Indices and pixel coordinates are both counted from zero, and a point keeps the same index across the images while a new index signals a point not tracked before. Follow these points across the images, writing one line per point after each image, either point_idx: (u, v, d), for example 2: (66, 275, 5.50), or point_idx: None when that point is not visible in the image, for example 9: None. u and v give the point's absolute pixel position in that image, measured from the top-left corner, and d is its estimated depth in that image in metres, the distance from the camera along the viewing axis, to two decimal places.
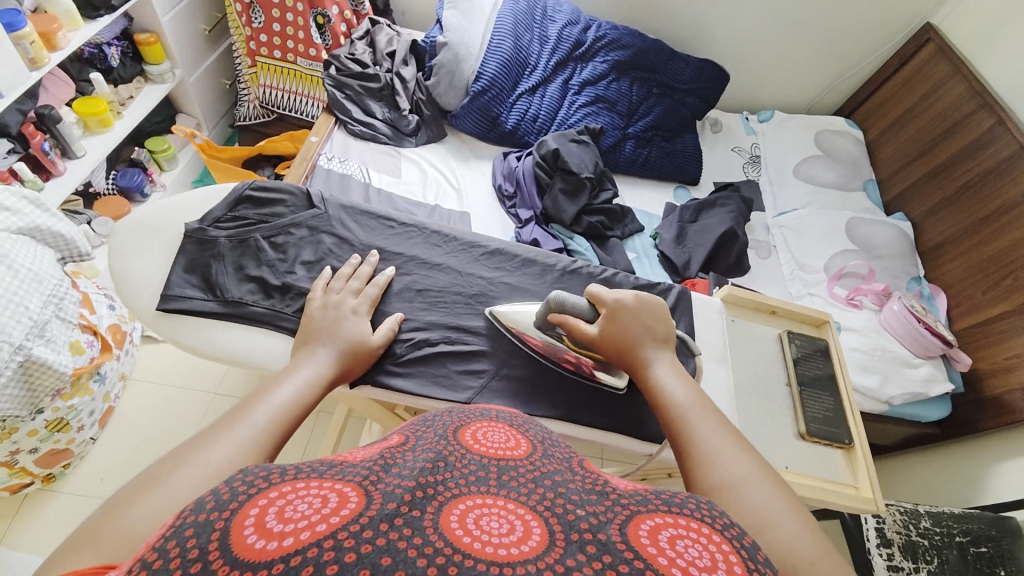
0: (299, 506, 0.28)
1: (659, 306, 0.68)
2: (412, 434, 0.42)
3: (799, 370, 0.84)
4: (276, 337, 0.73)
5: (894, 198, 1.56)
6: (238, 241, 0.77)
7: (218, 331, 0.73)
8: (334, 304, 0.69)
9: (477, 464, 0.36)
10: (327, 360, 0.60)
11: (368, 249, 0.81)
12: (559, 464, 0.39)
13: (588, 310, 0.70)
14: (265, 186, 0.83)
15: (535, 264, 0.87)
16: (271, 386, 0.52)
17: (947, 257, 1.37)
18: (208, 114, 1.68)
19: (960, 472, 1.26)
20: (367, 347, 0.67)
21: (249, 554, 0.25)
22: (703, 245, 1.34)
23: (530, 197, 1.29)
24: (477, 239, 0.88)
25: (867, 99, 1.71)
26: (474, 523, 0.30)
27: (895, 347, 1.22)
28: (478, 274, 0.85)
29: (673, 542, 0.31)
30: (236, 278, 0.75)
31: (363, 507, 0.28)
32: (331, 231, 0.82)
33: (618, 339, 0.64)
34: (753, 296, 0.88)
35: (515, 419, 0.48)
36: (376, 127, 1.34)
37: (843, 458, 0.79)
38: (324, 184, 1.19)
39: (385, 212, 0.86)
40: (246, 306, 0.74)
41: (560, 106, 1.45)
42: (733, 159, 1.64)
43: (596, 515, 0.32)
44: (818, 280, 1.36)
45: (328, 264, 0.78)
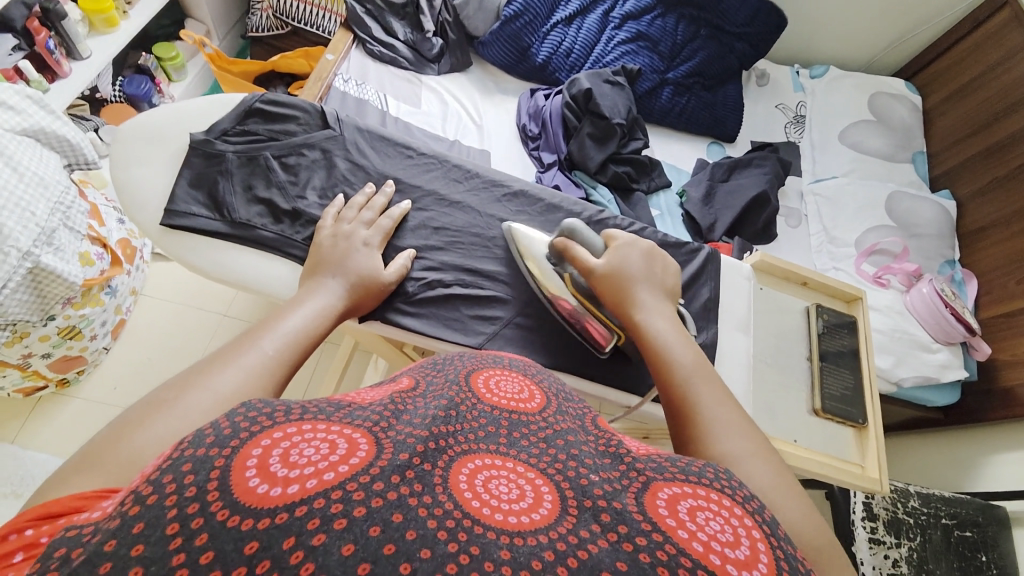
0: (305, 450, 0.27)
1: (669, 264, 0.67)
2: (422, 377, 0.41)
3: (822, 345, 0.81)
4: (285, 264, 0.71)
5: (941, 174, 1.45)
6: (247, 158, 0.73)
7: (225, 253, 0.71)
8: (345, 235, 0.66)
9: (487, 419, 0.35)
10: (336, 293, 0.58)
11: (384, 179, 0.77)
12: (571, 423, 0.38)
13: (599, 247, 0.68)
14: (276, 101, 0.77)
15: (559, 211, 0.83)
16: (278, 316, 0.50)
17: (986, 243, 1.30)
18: (219, 23, 1.56)
19: (957, 458, 1.27)
20: (379, 282, 0.65)
21: (251, 498, 0.24)
22: (732, 206, 1.28)
23: (555, 140, 1.21)
24: (500, 178, 0.83)
25: (932, 62, 1.55)
26: (483, 485, 0.29)
27: (915, 330, 1.18)
28: (497, 215, 0.80)
29: (694, 514, 0.30)
30: (245, 199, 0.72)
31: (373, 458, 0.28)
32: (345, 156, 0.77)
33: (619, 282, 0.62)
34: (785, 264, 0.84)
35: (528, 368, 0.46)
36: (396, 48, 1.24)
37: (853, 437, 0.79)
38: (339, 107, 1.12)
39: (404, 140, 0.81)
40: (254, 229, 0.71)
41: (598, 41, 1.33)
42: (776, 117, 1.53)
43: (610, 484, 0.32)
44: (848, 255, 1.30)
45: (342, 192, 0.74)
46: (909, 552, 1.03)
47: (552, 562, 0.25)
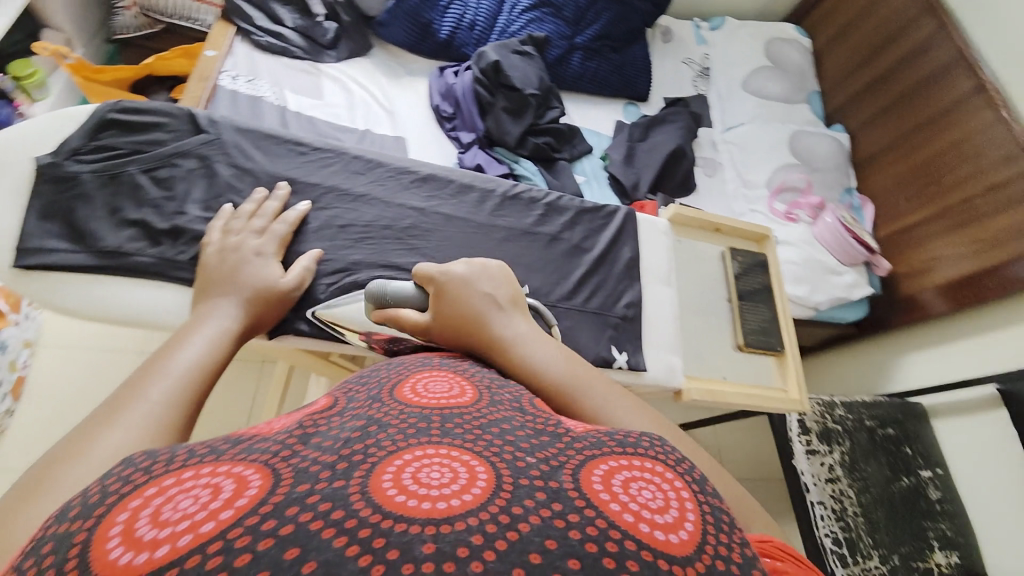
0: (182, 502, 0.25)
1: (495, 268, 0.56)
2: (343, 395, 0.39)
3: (739, 285, 0.86)
4: (179, 289, 0.65)
5: (836, 109, 1.56)
6: (108, 177, 0.66)
7: (95, 289, 0.63)
8: (236, 247, 0.61)
9: (418, 416, 0.33)
10: (232, 312, 0.52)
11: (274, 181, 0.72)
12: (508, 410, 0.38)
13: (412, 289, 0.58)
14: (133, 108, 0.70)
15: (474, 191, 0.80)
16: (167, 355, 0.44)
17: (879, 168, 1.41)
18: (77, 27, 1.36)
19: (870, 365, 1.41)
20: (279, 291, 0.60)
21: (110, 571, 0.22)
22: (651, 164, 1.32)
23: (470, 118, 1.18)
24: (407, 164, 0.80)
25: (817, 4, 1.65)
26: (412, 474, 0.27)
27: (824, 257, 1.28)
28: (408, 203, 0.78)
29: (627, 486, 0.30)
30: (112, 224, 0.65)
31: (266, 493, 0.25)
32: (226, 160, 0.71)
33: (457, 322, 0.50)
34: (699, 214, 0.87)
35: (459, 364, 0.46)
36: (286, 37, 1.14)
37: (775, 364, 0.85)
38: (230, 109, 1.02)
39: (295, 137, 0.76)
40: (128, 256, 0.64)
41: (500, 11, 1.30)
42: (683, 71, 1.58)
43: (547, 463, 0.31)
44: (760, 196, 1.38)
45: (229, 201, 0.69)
46: (841, 456, 1.11)
47: (480, 546, 0.24)
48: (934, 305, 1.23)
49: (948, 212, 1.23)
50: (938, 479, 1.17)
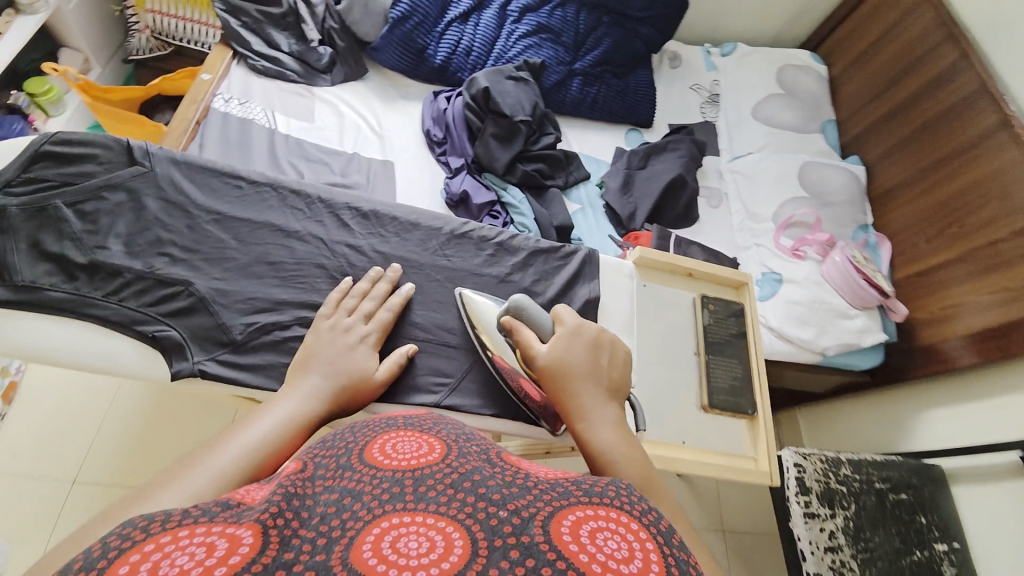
0: (178, 559, 0.26)
1: (620, 351, 0.60)
2: (311, 459, 0.37)
3: (707, 336, 0.81)
4: (84, 325, 0.64)
5: (852, 139, 1.48)
6: (34, 211, 0.65)
7: (6, 323, 0.62)
8: (330, 327, 0.63)
9: (390, 481, 0.34)
10: (320, 393, 0.54)
11: (203, 216, 0.71)
12: (477, 459, 0.38)
13: (547, 327, 0.63)
14: (69, 140, 0.69)
15: (419, 228, 0.80)
16: (254, 419, 0.47)
17: (896, 204, 1.33)
18: (97, 48, 1.39)
19: (886, 419, 1.31)
20: (366, 380, 0.59)
21: None
22: (650, 192, 1.28)
23: (460, 143, 1.17)
24: (350, 198, 0.79)
25: (833, 32, 1.59)
26: (390, 545, 0.29)
27: (833, 299, 1.20)
28: (346, 241, 0.76)
29: (593, 536, 0.31)
30: (30, 257, 0.64)
31: (257, 553, 0.27)
32: (155, 194, 0.70)
33: (558, 374, 0.56)
34: (667, 258, 0.83)
35: (425, 423, 0.44)
36: (282, 62, 1.16)
37: (746, 429, 0.79)
38: (220, 134, 1.04)
39: (231, 169, 0.74)
40: (42, 291, 0.63)
41: (497, 36, 1.29)
42: (690, 98, 1.54)
43: (518, 513, 0.32)
44: (766, 230, 1.31)
45: (154, 235, 0.69)
46: (845, 521, 1.01)
47: None
48: (961, 356, 1.12)
49: (971, 255, 1.13)
50: (954, 554, 1.06)
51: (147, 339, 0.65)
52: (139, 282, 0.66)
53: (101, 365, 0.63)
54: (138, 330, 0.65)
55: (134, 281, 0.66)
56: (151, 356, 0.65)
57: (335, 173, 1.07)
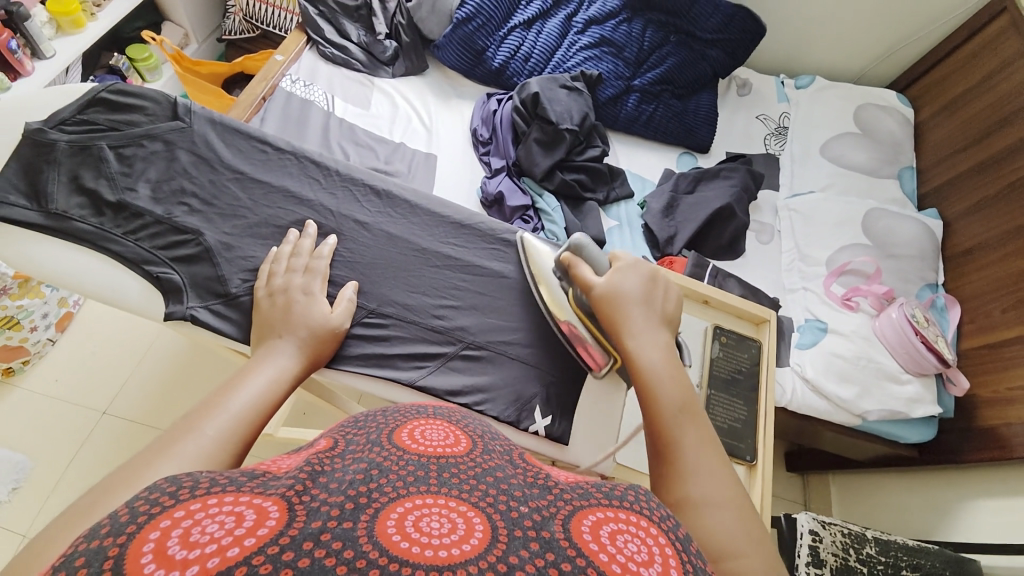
0: (208, 527, 0.25)
1: (671, 289, 0.65)
2: (343, 437, 0.36)
3: (714, 370, 0.76)
4: (100, 258, 0.69)
5: (931, 191, 1.35)
6: (79, 148, 0.72)
7: (38, 248, 0.68)
8: (284, 288, 0.66)
9: (415, 464, 0.32)
10: (290, 354, 0.58)
11: (226, 173, 0.76)
12: (501, 460, 0.36)
13: (604, 266, 0.69)
14: (123, 91, 0.77)
15: (425, 214, 0.81)
16: (233, 390, 0.50)
17: (972, 268, 1.19)
18: (197, 26, 1.55)
19: (933, 504, 1.16)
20: (330, 328, 0.64)
21: None
22: (693, 219, 1.22)
23: (504, 146, 1.17)
24: (365, 176, 0.81)
25: (927, 73, 1.46)
26: (413, 523, 0.28)
27: (883, 359, 1.08)
28: (353, 215, 0.78)
29: (614, 537, 0.29)
30: (68, 189, 0.70)
31: (284, 525, 0.25)
32: (188, 148, 0.76)
33: (612, 303, 0.62)
34: (683, 281, 0.79)
35: (454, 416, 0.43)
36: (349, 51, 1.22)
37: (742, 476, 0.72)
38: (281, 108, 1.10)
39: (260, 134, 0.79)
40: (70, 221, 0.69)
41: (559, 46, 1.30)
42: (756, 127, 1.46)
43: (540, 510, 0.30)
44: (817, 274, 1.21)
45: (179, 185, 0.74)
46: None
47: None
48: None
49: None
50: None
51: (152, 279, 0.69)
52: (155, 225, 0.71)
53: (109, 296, 0.68)
54: (146, 270, 0.69)
55: (151, 224, 0.71)
56: (153, 296, 0.69)
57: (379, 159, 1.11)
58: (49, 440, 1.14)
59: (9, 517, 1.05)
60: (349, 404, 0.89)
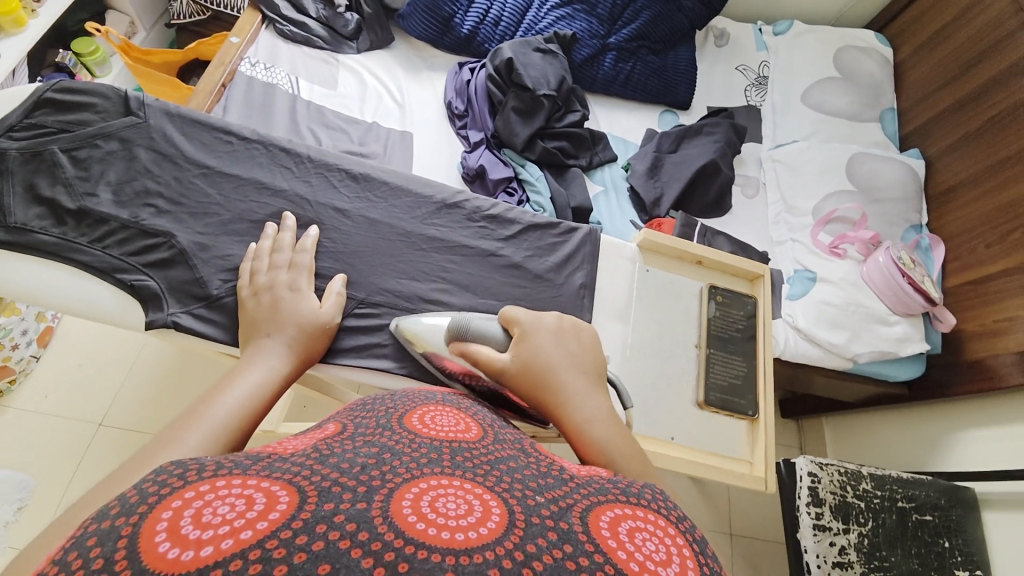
0: (220, 508, 0.24)
1: (585, 335, 0.59)
2: (350, 421, 0.37)
3: (710, 329, 0.77)
4: (68, 271, 0.66)
5: (913, 131, 1.34)
6: (31, 154, 0.68)
7: (0, 265, 0.64)
8: (269, 286, 0.64)
9: (428, 448, 0.33)
10: (279, 355, 0.56)
11: (191, 169, 0.72)
12: (512, 449, 0.37)
13: (502, 340, 0.60)
14: (69, 89, 0.72)
15: (407, 195, 0.78)
16: (219, 392, 0.47)
17: (954, 206, 1.20)
18: (143, 11, 1.45)
19: (924, 436, 1.21)
20: (319, 323, 0.62)
21: (161, 564, 0.21)
22: (678, 178, 1.21)
23: (480, 117, 1.14)
24: (344, 162, 0.78)
25: (904, 10, 1.43)
26: (429, 504, 0.27)
27: (871, 303, 1.10)
28: (332, 203, 0.75)
29: (633, 535, 0.29)
30: (25, 200, 0.66)
31: (296, 510, 0.24)
32: (147, 145, 0.72)
33: (533, 374, 0.53)
34: (675, 243, 0.79)
35: (461, 403, 0.45)
36: (309, 27, 1.16)
37: (746, 430, 0.75)
38: (243, 95, 1.05)
39: (224, 125, 0.75)
40: (31, 233, 0.65)
41: (529, 7, 1.24)
42: (735, 79, 1.44)
43: (557, 502, 0.30)
44: (804, 225, 1.21)
45: (142, 185, 0.70)
46: (859, 538, 0.95)
47: None
48: (1012, 374, 1.01)
49: None
50: None
51: (126, 288, 0.66)
52: (122, 231, 0.68)
53: (82, 309, 0.66)
54: (118, 278, 0.66)
55: (117, 230, 0.68)
56: (129, 304, 0.67)
57: (352, 141, 1.06)
58: (45, 456, 1.12)
59: (15, 535, 1.04)
60: (347, 394, 0.88)
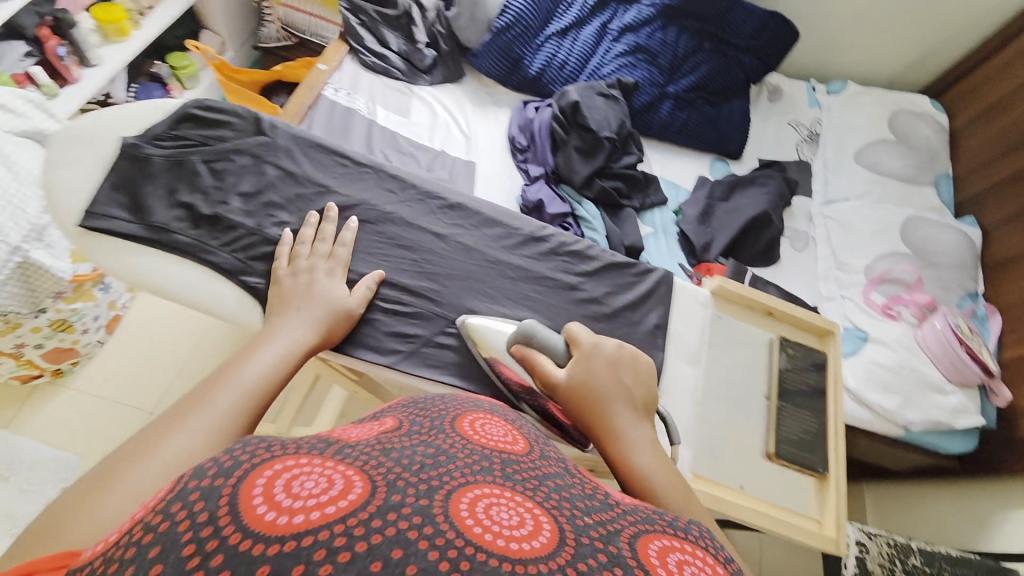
0: (307, 481, 0.25)
1: (641, 366, 0.60)
2: (406, 418, 0.36)
3: (783, 382, 0.78)
4: (199, 270, 0.71)
5: (968, 199, 1.34)
6: (174, 162, 0.75)
7: (141, 259, 0.70)
8: (308, 269, 0.68)
9: (480, 455, 0.31)
10: (303, 330, 0.60)
11: (310, 187, 0.78)
12: (558, 467, 0.35)
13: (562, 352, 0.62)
14: (211, 107, 0.80)
15: (501, 226, 0.82)
16: (241, 362, 0.52)
17: (1012, 278, 1.18)
18: (233, 33, 1.57)
19: (972, 512, 1.15)
20: (345, 310, 0.67)
21: (260, 524, 0.23)
22: (729, 226, 1.23)
23: (543, 153, 1.19)
24: (439, 190, 0.83)
25: (962, 80, 1.45)
26: (484, 512, 0.26)
27: (926, 369, 1.08)
28: (430, 228, 0.80)
29: (682, 567, 0.28)
30: (167, 203, 0.73)
31: (370, 494, 0.25)
32: (276, 163, 0.78)
33: (585, 396, 0.55)
34: (748, 294, 0.81)
35: (508, 414, 0.43)
36: (389, 59, 1.24)
37: (814, 488, 0.74)
38: (325, 117, 1.12)
39: (340, 149, 0.82)
40: (171, 234, 0.71)
41: (594, 53, 1.30)
42: (787, 134, 1.46)
43: (605, 525, 0.29)
44: (854, 283, 1.21)
45: (267, 198, 0.76)
46: None
47: None
48: None
49: None
50: None
51: (246, 289, 0.71)
52: (248, 237, 0.72)
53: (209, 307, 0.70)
54: (241, 280, 0.71)
55: (244, 236, 0.73)
56: (249, 306, 0.71)
57: (421, 167, 1.12)
58: (96, 440, 1.16)
59: None
60: None
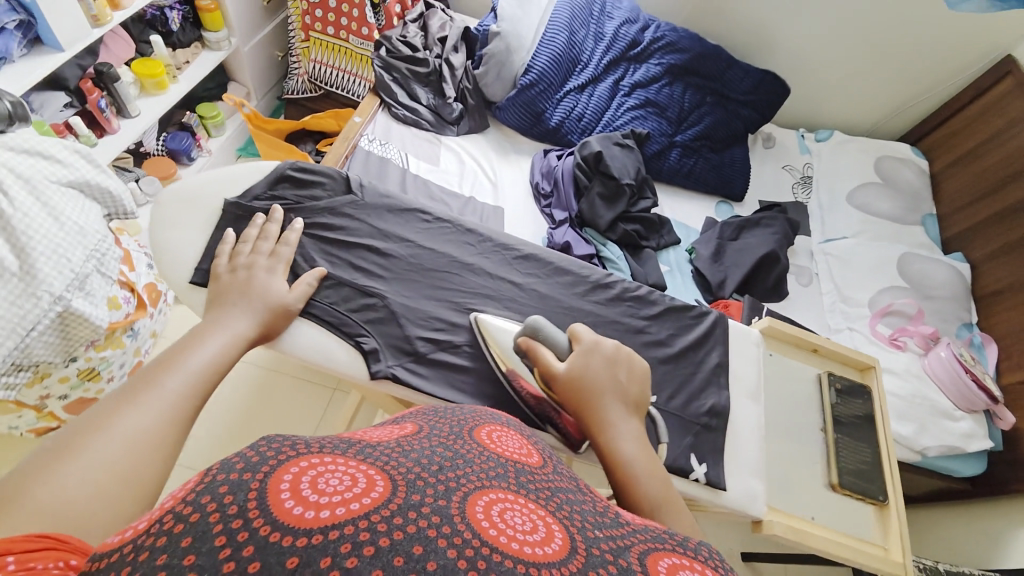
0: (332, 479, 0.26)
1: (638, 367, 0.62)
2: (426, 423, 0.38)
3: (834, 414, 0.84)
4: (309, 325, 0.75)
5: (954, 236, 1.45)
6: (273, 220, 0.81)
7: None
8: (248, 266, 0.70)
9: (495, 464, 0.33)
10: (246, 320, 0.63)
11: (398, 240, 0.85)
12: (569, 485, 0.37)
13: (564, 345, 0.65)
14: (304, 169, 0.88)
15: (570, 274, 0.88)
16: (185, 352, 0.54)
17: (1002, 309, 1.28)
18: (258, 84, 1.64)
19: (983, 531, 1.18)
20: (283, 305, 0.69)
21: (289, 518, 0.23)
22: (741, 264, 1.30)
23: (566, 198, 1.26)
24: (512, 242, 0.90)
25: (936, 129, 1.60)
26: (498, 515, 0.27)
27: (936, 396, 1.14)
28: (508, 277, 0.86)
29: None
30: None
31: (391, 494, 0.26)
32: (367, 220, 0.86)
33: (581, 386, 0.58)
34: (798, 332, 0.89)
35: (523, 429, 0.46)
36: (419, 112, 1.32)
37: (875, 514, 0.80)
38: (361, 166, 1.18)
39: (421, 206, 0.90)
40: None
41: (608, 107, 1.41)
42: (783, 177, 1.57)
43: (614, 540, 0.30)
44: (860, 316, 1.29)
45: (362, 253, 0.83)
46: None
47: None
48: None
49: None
50: None
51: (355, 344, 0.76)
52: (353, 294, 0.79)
53: (318, 361, 0.74)
54: (349, 334, 0.76)
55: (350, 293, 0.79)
56: (355, 358, 0.76)
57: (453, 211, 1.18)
58: None
59: None
60: None
